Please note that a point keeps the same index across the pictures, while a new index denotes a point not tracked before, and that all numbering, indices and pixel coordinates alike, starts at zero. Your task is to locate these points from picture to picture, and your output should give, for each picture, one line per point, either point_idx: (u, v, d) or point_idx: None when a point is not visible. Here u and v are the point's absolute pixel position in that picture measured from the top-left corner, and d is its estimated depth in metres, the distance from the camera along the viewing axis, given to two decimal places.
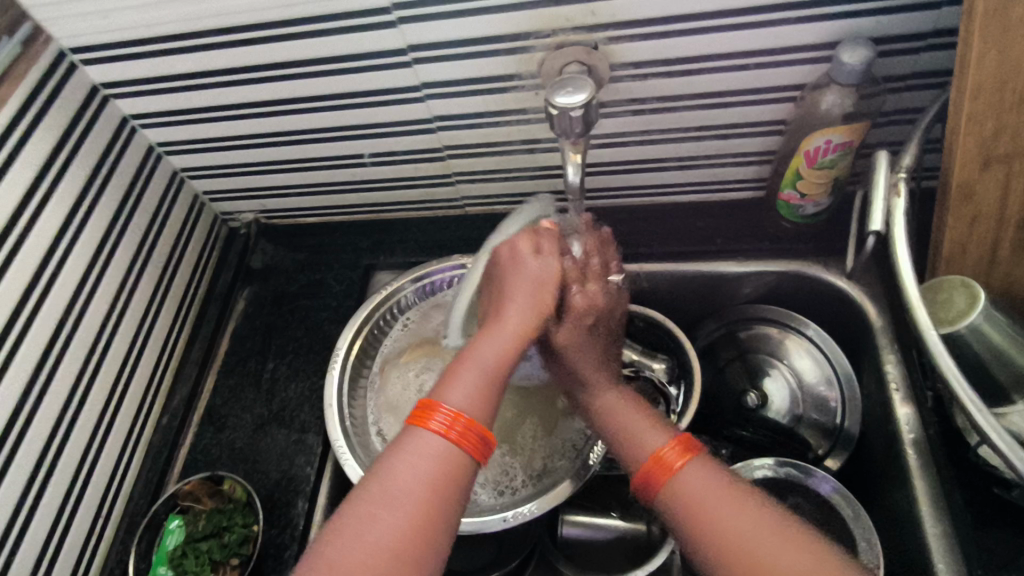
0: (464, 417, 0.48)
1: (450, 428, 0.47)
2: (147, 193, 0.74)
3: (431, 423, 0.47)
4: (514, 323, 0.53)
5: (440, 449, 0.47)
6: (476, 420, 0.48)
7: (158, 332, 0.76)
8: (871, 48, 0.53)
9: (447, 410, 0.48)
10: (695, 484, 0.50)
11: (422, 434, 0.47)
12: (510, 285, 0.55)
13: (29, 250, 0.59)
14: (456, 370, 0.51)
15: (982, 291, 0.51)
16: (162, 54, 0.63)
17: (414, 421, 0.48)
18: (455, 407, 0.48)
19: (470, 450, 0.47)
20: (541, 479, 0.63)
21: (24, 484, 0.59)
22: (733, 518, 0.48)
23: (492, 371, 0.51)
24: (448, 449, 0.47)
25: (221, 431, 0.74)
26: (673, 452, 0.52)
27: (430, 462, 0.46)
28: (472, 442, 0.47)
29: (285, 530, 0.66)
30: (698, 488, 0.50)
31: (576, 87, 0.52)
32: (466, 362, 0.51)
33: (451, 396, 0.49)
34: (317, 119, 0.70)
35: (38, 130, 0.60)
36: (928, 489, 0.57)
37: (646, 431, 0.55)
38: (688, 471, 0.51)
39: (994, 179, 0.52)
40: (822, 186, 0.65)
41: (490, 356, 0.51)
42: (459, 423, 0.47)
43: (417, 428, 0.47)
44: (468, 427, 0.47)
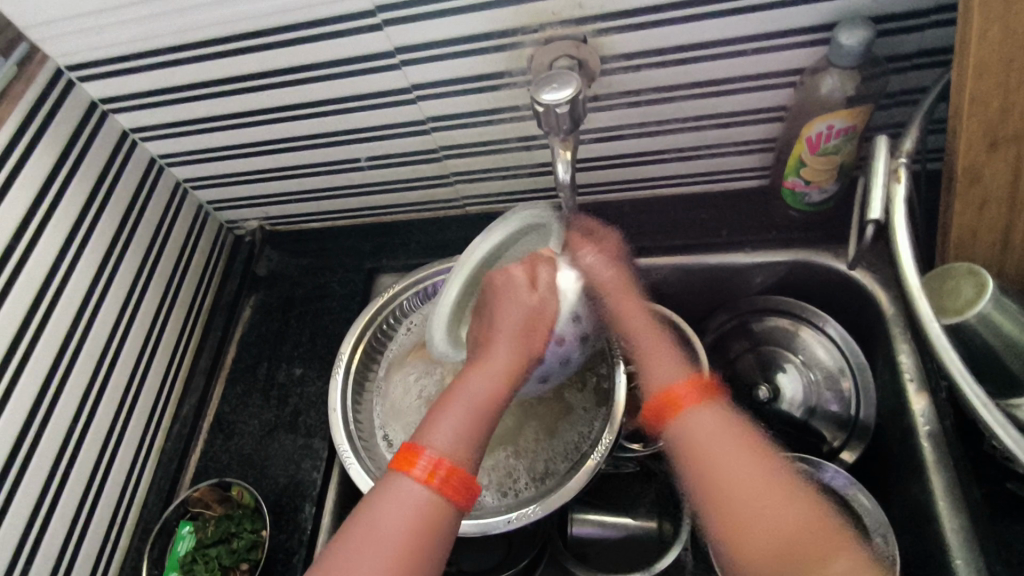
0: (446, 464, 0.47)
1: (431, 475, 0.47)
2: (150, 205, 0.75)
3: (414, 469, 0.47)
4: (499, 362, 0.53)
5: (421, 496, 0.46)
6: (459, 467, 0.48)
7: (166, 342, 0.77)
8: (870, 29, 0.51)
9: (429, 456, 0.47)
10: (706, 425, 0.52)
11: (405, 480, 0.47)
12: (501, 326, 0.54)
13: (33, 266, 0.60)
14: (440, 410, 0.51)
15: (991, 280, 0.49)
16: (155, 68, 0.64)
17: (398, 466, 0.48)
18: (438, 452, 0.48)
19: (452, 498, 0.47)
20: (545, 481, 0.62)
21: (37, 496, 0.60)
22: (735, 470, 0.50)
23: (476, 413, 0.50)
24: (430, 497, 0.46)
25: (230, 437, 0.75)
26: (691, 391, 0.54)
27: (411, 509, 0.46)
28: (453, 491, 0.47)
29: (294, 535, 0.67)
30: (706, 430, 0.52)
31: (561, 83, 0.51)
32: (447, 405, 0.51)
33: (435, 440, 0.49)
34: (313, 125, 0.70)
35: (38, 147, 0.61)
36: (944, 483, 0.55)
37: (664, 365, 0.58)
38: (702, 413, 0.53)
39: (1003, 161, 0.50)
40: (826, 173, 0.63)
41: (473, 397, 0.51)
42: (440, 472, 0.47)
43: (399, 473, 0.47)
44: (451, 475, 0.47)
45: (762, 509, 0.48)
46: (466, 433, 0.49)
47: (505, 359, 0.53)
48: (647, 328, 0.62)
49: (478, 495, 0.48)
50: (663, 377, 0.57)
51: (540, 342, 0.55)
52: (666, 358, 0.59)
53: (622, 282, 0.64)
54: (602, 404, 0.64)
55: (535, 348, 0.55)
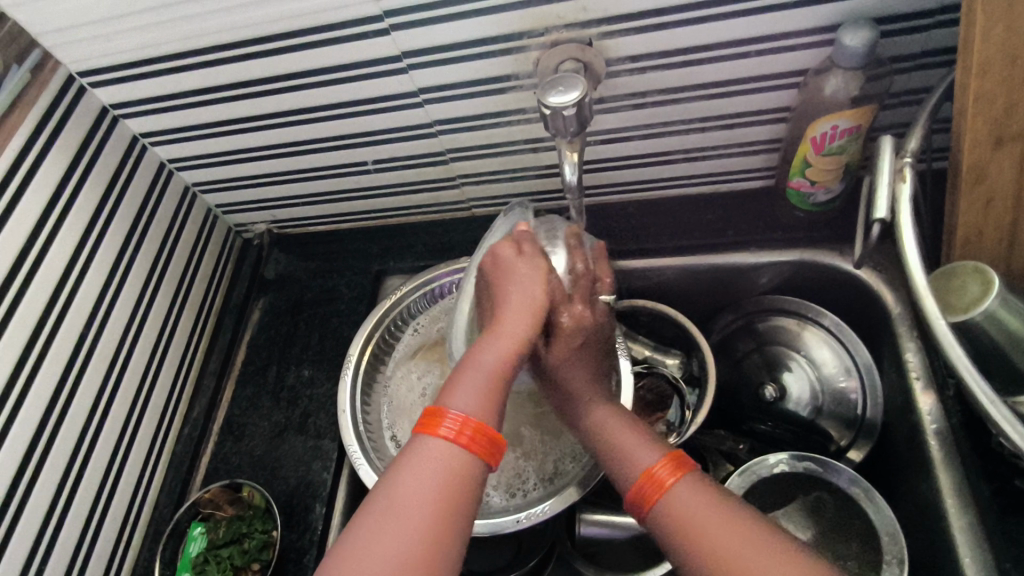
0: (472, 421, 0.47)
1: (460, 432, 0.47)
2: (160, 210, 0.76)
3: (441, 429, 0.47)
4: (514, 323, 0.52)
5: (450, 455, 0.46)
6: (485, 423, 0.48)
7: (176, 345, 0.78)
8: (874, 30, 0.52)
9: (455, 415, 0.48)
10: (694, 506, 0.48)
11: (433, 441, 0.47)
12: (510, 287, 0.54)
13: (46, 270, 0.61)
14: (460, 375, 0.50)
15: (996, 277, 0.49)
16: (165, 74, 0.64)
17: (424, 429, 0.48)
18: (463, 410, 0.48)
19: (480, 455, 0.47)
20: (553, 481, 0.62)
21: (51, 498, 0.61)
22: (730, 538, 0.46)
23: (495, 373, 0.50)
24: (459, 455, 0.47)
25: (240, 439, 0.76)
26: (663, 473, 0.50)
27: (440, 469, 0.46)
28: (480, 448, 0.47)
29: (304, 535, 0.67)
30: (690, 507, 0.48)
31: (568, 86, 0.52)
32: (466, 369, 0.51)
33: (459, 398, 0.49)
34: (321, 128, 0.71)
35: (51, 153, 0.62)
36: (952, 479, 0.56)
37: (639, 447, 0.53)
38: (681, 488, 0.49)
39: (1007, 159, 0.50)
40: (831, 172, 0.63)
41: (489, 356, 0.51)
42: (468, 430, 0.47)
43: (426, 435, 0.47)
44: (478, 434, 0.47)
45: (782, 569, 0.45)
46: (488, 392, 0.49)
47: (519, 319, 0.52)
48: (608, 412, 0.57)
49: (503, 451, 0.48)
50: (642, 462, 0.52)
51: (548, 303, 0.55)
52: (640, 444, 0.54)
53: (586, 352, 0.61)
54: None
55: (545, 306, 0.54)
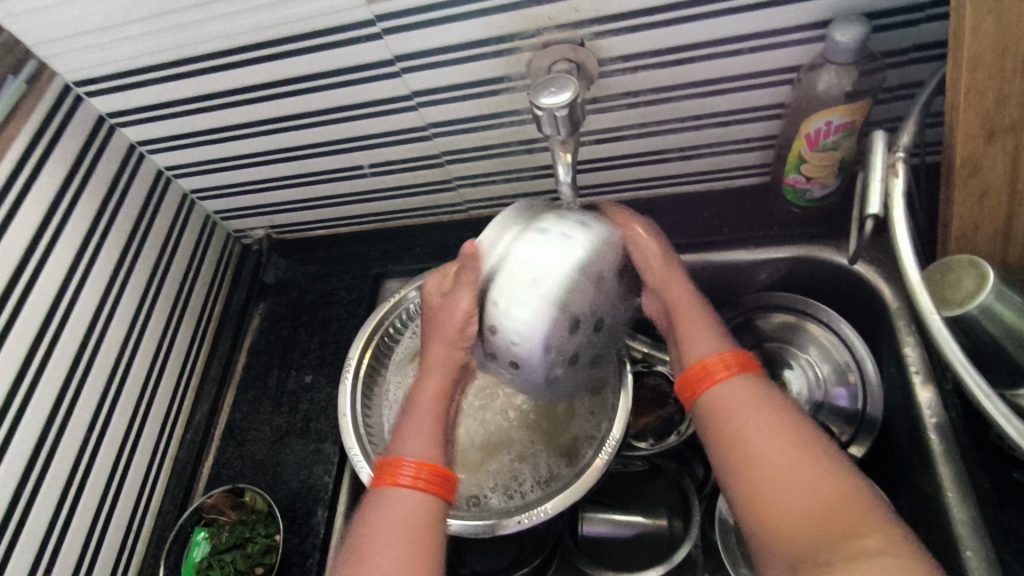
0: (425, 465, 0.53)
1: (417, 477, 0.52)
2: (158, 217, 0.76)
3: (399, 479, 0.52)
4: (437, 362, 0.59)
5: (410, 501, 0.51)
6: (435, 463, 0.53)
7: (176, 352, 0.78)
8: (865, 25, 0.52)
9: (410, 465, 0.52)
10: (733, 397, 0.52)
11: (394, 490, 0.52)
12: (434, 330, 0.59)
13: (46, 279, 0.61)
14: (402, 423, 0.57)
15: (991, 270, 0.49)
16: (160, 81, 0.65)
17: (384, 482, 0.52)
18: (413, 458, 0.53)
19: (438, 495, 0.52)
20: (550, 484, 0.63)
21: (54, 505, 0.61)
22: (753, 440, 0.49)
23: (429, 420, 0.56)
24: (423, 500, 0.51)
25: (242, 444, 0.76)
26: (717, 365, 0.54)
27: (406, 511, 0.50)
28: (437, 483, 0.52)
29: (307, 538, 0.68)
30: (736, 397, 0.52)
31: (559, 87, 0.52)
32: (407, 418, 0.57)
33: (407, 449, 0.54)
34: (316, 133, 0.71)
35: (49, 162, 0.62)
36: (953, 475, 0.55)
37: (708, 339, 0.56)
38: (728, 385, 0.53)
39: (1001, 153, 0.50)
40: (826, 169, 0.63)
41: (423, 402, 0.57)
42: (422, 471, 0.52)
43: (388, 486, 0.52)
44: (434, 474, 0.52)
45: (788, 480, 0.46)
46: (430, 434, 0.55)
47: (440, 357, 0.58)
48: (693, 309, 0.59)
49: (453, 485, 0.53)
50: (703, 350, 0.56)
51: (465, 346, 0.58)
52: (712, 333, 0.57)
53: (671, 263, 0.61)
54: (602, 407, 0.65)
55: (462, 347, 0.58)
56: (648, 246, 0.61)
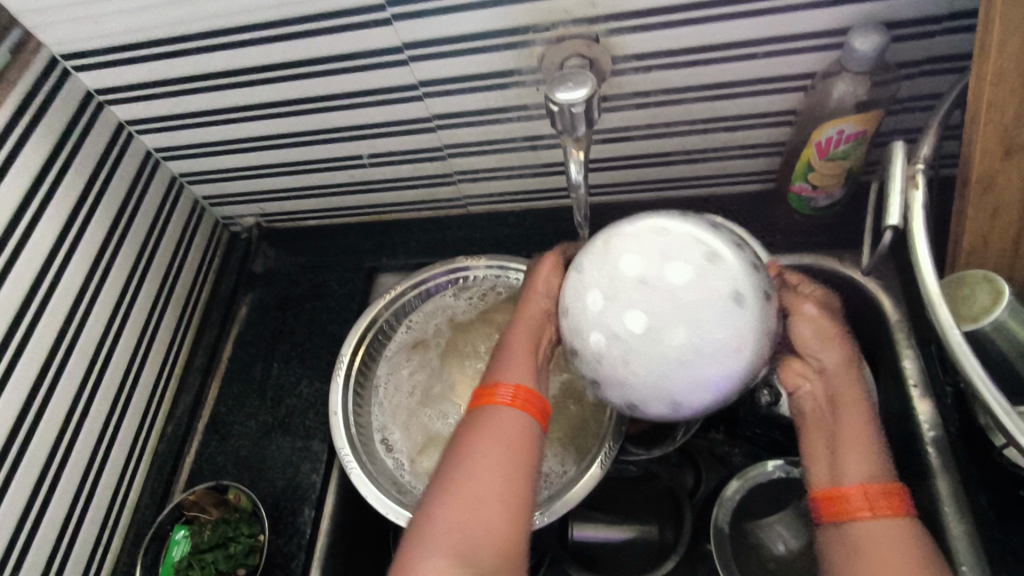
0: (523, 388, 0.53)
1: (515, 397, 0.52)
2: (145, 203, 0.73)
3: (498, 398, 0.53)
4: (533, 311, 0.58)
5: (511, 418, 0.52)
6: (533, 389, 0.53)
7: (159, 341, 0.75)
8: (884, 34, 0.51)
9: (508, 385, 0.53)
10: (880, 541, 0.46)
11: (494, 408, 0.52)
12: (535, 285, 0.59)
13: (27, 260, 0.58)
14: (502, 358, 0.56)
15: (1006, 286, 0.50)
16: (154, 59, 0.62)
17: (484, 399, 0.53)
18: (514, 381, 0.53)
19: (533, 415, 0.52)
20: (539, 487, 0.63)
21: (27, 498, 0.58)
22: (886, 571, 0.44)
23: (528, 354, 0.55)
24: (518, 416, 0.52)
25: (225, 439, 0.73)
26: (861, 496, 0.47)
27: (507, 426, 0.51)
28: (533, 408, 0.52)
29: (292, 539, 0.65)
30: (875, 536, 0.46)
31: (577, 82, 0.50)
32: (506, 355, 0.56)
33: (505, 374, 0.54)
34: (314, 120, 0.69)
35: (32, 138, 0.59)
36: (951, 491, 0.56)
37: (879, 460, 0.49)
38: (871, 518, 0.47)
39: (1016, 169, 0.50)
40: (834, 177, 0.63)
41: (518, 335, 0.57)
42: (521, 394, 0.52)
43: (487, 403, 0.53)
44: (530, 396, 0.53)
45: None
46: (527, 362, 0.55)
47: (537, 305, 0.58)
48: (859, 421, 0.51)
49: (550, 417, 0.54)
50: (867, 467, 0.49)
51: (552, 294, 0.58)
52: (869, 451, 0.50)
53: (833, 342, 0.54)
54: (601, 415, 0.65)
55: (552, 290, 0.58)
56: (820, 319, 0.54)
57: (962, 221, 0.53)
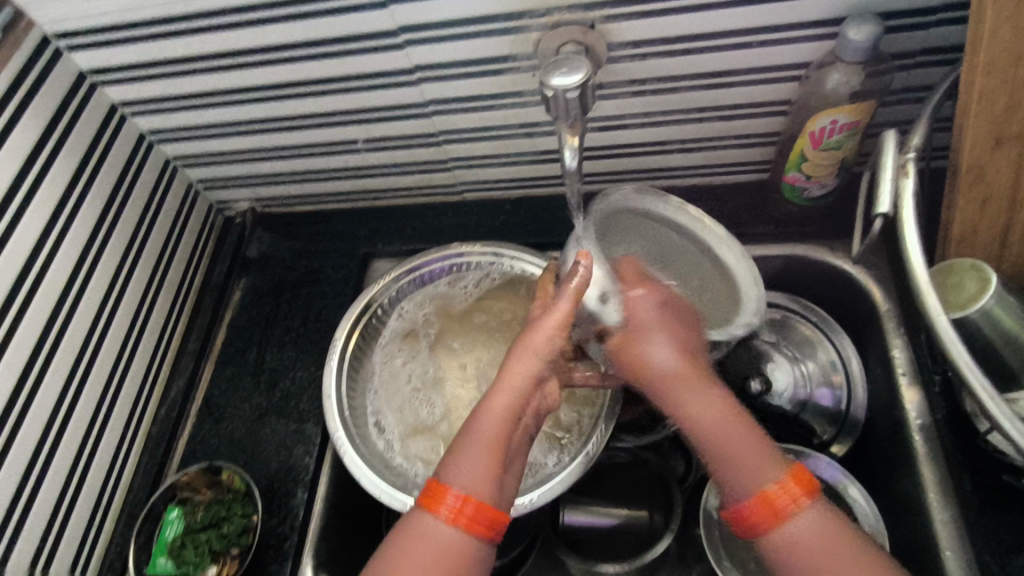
0: (471, 502, 0.47)
1: (459, 512, 0.47)
2: (139, 185, 0.73)
3: (441, 508, 0.48)
4: (518, 376, 0.52)
5: (447, 538, 0.47)
6: (484, 501, 0.48)
7: (152, 323, 0.75)
8: (877, 24, 0.52)
9: (455, 495, 0.48)
10: (812, 539, 0.45)
11: (432, 521, 0.47)
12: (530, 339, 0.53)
13: (18, 240, 0.58)
14: (463, 441, 0.51)
15: (993, 274, 0.50)
16: (148, 40, 0.62)
17: (425, 506, 0.48)
18: (462, 488, 0.48)
19: (478, 534, 0.47)
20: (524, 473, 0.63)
21: (20, 477, 0.58)
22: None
23: (495, 441, 0.50)
24: (456, 536, 0.47)
25: (219, 422, 0.74)
26: (777, 499, 0.46)
27: (440, 548, 0.47)
28: (480, 525, 0.47)
29: (285, 520, 0.66)
30: (810, 541, 0.45)
31: (572, 67, 0.50)
32: (470, 437, 0.50)
33: (458, 475, 0.49)
34: (309, 104, 0.69)
35: (24, 118, 0.59)
36: (937, 478, 0.57)
37: (758, 453, 0.48)
38: (802, 517, 0.46)
39: (1006, 160, 0.50)
40: (827, 168, 0.63)
41: (486, 417, 0.51)
42: (466, 510, 0.47)
43: (428, 512, 0.48)
44: (477, 511, 0.47)
45: None
46: (487, 461, 0.49)
47: (524, 370, 0.52)
48: (724, 431, 0.50)
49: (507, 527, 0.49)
50: (755, 466, 0.48)
51: (543, 355, 0.52)
52: (742, 455, 0.49)
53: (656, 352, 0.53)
54: (589, 404, 0.65)
55: (549, 350, 0.52)
56: (635, 337, 0.54)
57: (952, 211, 0.54)
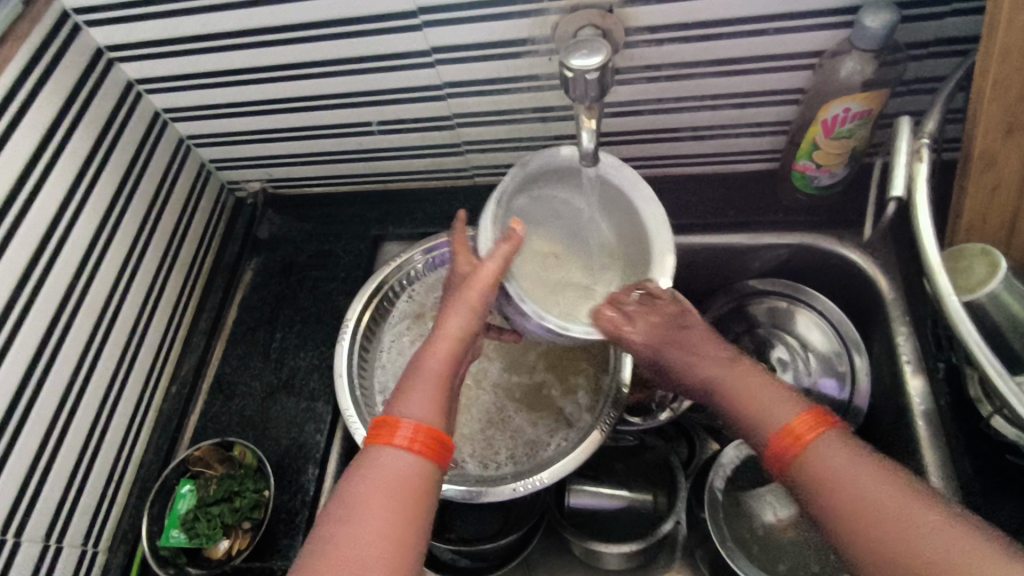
0: (424, 428, 0.45)
1: (414, 440, 0.45)
2: (153, 162, 0.73)
3: (395, 438, 0.45)
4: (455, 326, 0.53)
5: (404, 466, 0.44)
6: (437, 427, 0.46)
7: (164, 300, 0.75)
8: (893, 13, 0.52)
9: (408, 423, 0.45)
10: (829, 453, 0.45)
11: (387, 452, 0.44)
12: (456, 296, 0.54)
13: (37, 212, 0.59)
14: (410, 381, 0.49)
15: (1002, 259, 0.51)
16: (168, 16, 0.62)
17: (378, 439, 0.45)
18: (416, 417, 0.46)
19: (433, 460, 0.45)
20: (531, 454, 0.63)
21: (37, 447, 0.59)
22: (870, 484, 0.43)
23: (440, 380, 0.50)
24: (413, 462, 0.44)
25: (230, 399, 0.74)
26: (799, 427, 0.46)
27: (395, 477, 0.43)
28: (434, 450, 0.45)
29: (296, 496, 0.67)
30: (830, 455, 0.45)
31: (591, 50, 0.51)
32: (417, 378, 0.50)
33: (408, 407, 0.47)
34: (325, 84, 0.69)
35: (44, 91, 0.59)
36: (938, 463, 0.58)
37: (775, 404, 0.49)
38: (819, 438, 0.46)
39: (1017, 148, 0.51)
40: (838, 156, 0.64)
41: (432, 360, 0.51)
42: (422, 434, 0.45)
43: (381, 445, 0.45)
44: (430, 437, 0.45)
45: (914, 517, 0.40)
46: (435, 395, 0.48)
47: (460, 322, 0.53)
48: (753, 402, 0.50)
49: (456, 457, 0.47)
50: (776, 415, 0.48)
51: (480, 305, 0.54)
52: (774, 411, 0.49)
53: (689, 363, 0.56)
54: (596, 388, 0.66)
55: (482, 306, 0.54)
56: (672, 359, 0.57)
57: (962, 198, 0.55)
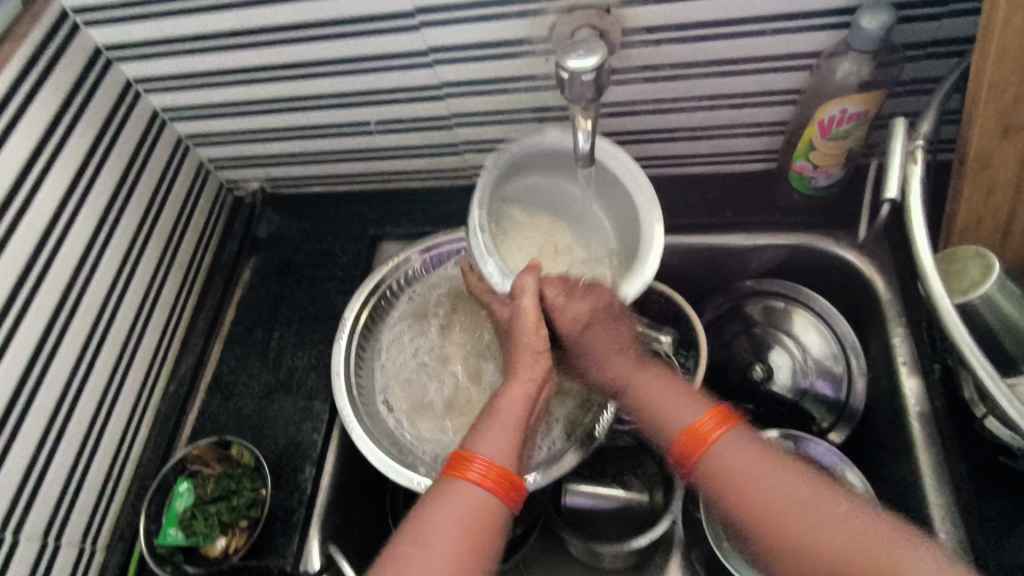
0: (497, 466, 0.48)
1: (486, 475, 0.48)
2: (152, 161, 0.74)
3: (469, 473, 0.48)
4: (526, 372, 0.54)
5: (475, 498, 0.48)
6: (510, 467, 0.49)
7: (163, 299, 0.76)
8: (890, 14, 0.52)
9: (480, 459, 0.49)
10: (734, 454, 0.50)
11: (460, 485, 0.48)
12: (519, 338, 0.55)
13: (36, 212, 0.59)
14: (481, 424, 0.52)
15: (996, 261, 0.51)
16: (165, 16, 0.62)
17: (452, 472, 0.49)
18: (488, 456, 0.49)
19: (502, 497, 0.48)
20: None
21: (36, 445, 0.59)
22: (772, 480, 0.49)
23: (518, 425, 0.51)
24: (484, 497, 0.48)
25: (228, 398, 0.74)
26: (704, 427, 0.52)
27: (465, 509, 0.47)
28: (506, 489, 0.48)
29: (293, 494, 0.67)
30: (733, 455, 0.50)
31: (587, 50, 0.51)
32: (490, 422, 0.52)
33: (481, 445, 0.50)
34: (323, 84, 0.69)
35: (42, 91, 0.59)
36: (932, 463, 0.58)
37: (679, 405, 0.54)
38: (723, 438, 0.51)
39: (1012, 150, 0.51)
40: (834, 157, 0.64)
41: (509, 408, 0.52)
42: (494, 471, 0.48)
43: (455, 478, 0.48)
44: (502, 474, 0.48)
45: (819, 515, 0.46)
46: (511, 438, 0.51)
47: (528, 365, 0.54)
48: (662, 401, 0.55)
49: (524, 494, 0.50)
50: (681, 415, 0.53)
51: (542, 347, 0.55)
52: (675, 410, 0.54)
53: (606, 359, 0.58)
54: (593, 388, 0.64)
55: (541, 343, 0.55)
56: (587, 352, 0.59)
57: (957, 200, 0.55)
